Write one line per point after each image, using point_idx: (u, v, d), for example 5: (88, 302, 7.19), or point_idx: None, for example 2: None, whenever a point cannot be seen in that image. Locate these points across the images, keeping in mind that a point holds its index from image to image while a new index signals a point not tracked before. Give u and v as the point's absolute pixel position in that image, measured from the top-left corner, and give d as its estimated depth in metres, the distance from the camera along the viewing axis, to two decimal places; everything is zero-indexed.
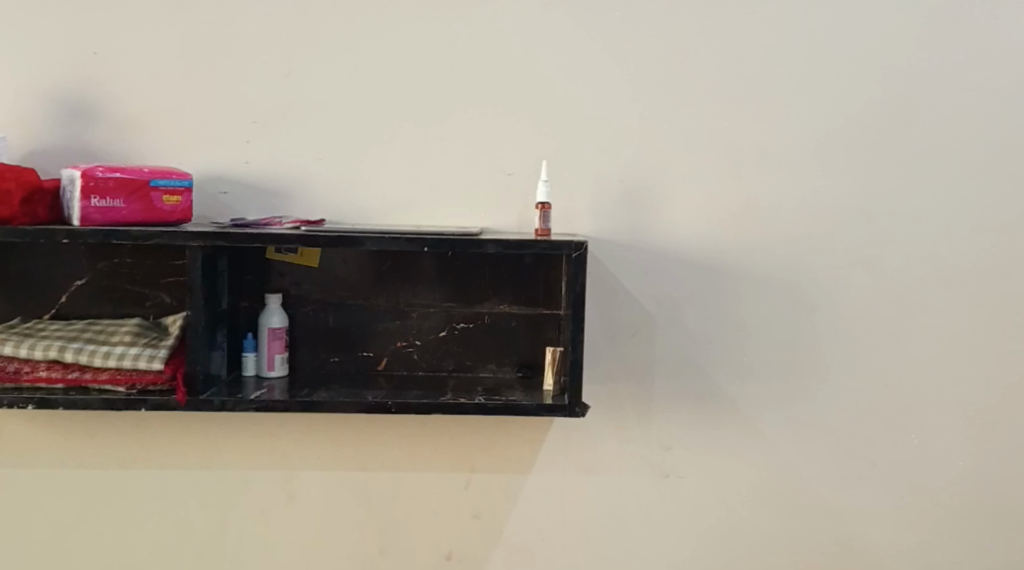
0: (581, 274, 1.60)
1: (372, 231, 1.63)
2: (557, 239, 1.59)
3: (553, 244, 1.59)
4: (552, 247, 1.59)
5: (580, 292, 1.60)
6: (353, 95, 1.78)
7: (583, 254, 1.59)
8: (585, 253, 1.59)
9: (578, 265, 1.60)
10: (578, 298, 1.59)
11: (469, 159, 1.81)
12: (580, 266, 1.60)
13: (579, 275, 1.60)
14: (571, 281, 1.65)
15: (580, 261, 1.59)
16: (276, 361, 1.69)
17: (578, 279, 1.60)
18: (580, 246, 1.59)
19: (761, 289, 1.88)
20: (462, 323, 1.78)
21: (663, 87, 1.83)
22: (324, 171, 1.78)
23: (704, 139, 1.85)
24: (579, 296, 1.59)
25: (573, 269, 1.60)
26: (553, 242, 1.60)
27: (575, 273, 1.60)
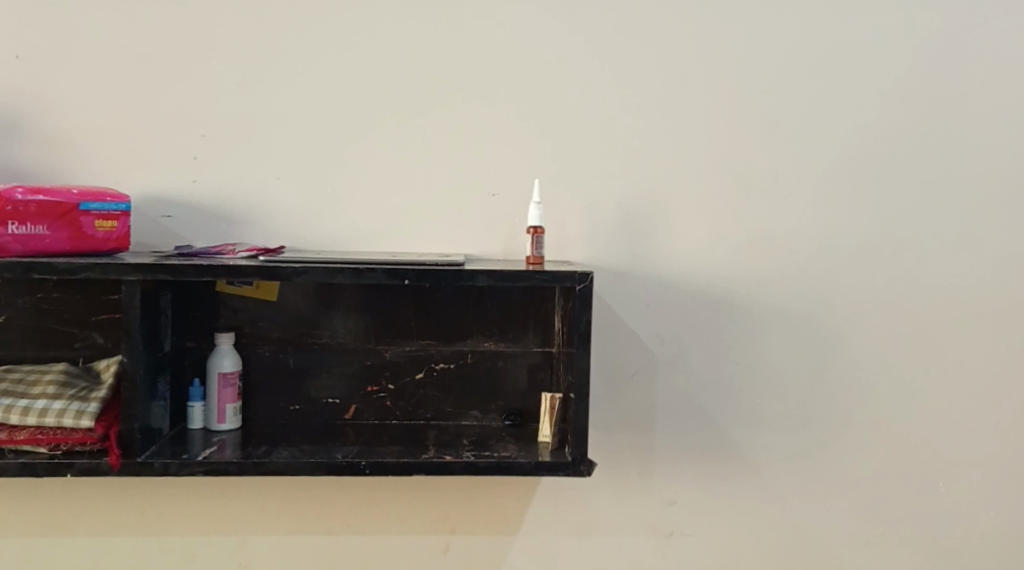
0: (586, 310, 1.43)
1: (342, 260, 1.42)
2: (558, 270, 1.42)
3: (554, 275, 1.42)
4: (557, 281, 1.42)
5: (584, 330, 1.43)
6: (317, 106, 1.56)
7: (588, 286, 1.42)
8: (589, 286, 1.42)
9: (583, 300, 1.42)
10: (582, 338, 1.43)
11: (450, 179, 1.61)
12: (584, 301, 1.43)
13: (584, 311, 1.43)
14: (572, 317, 1.46)
15: (584, 294, 1.42)
16: (227, 413, 1.45)
17: (583, 315, 1.43)
18: (584, 278, 1.42)
19: (771, 324, 1.73)
20: (441, 364, 1.57)
21: (664, 101, 1.66)
22: (284, 191, 1.55)
23: (709, 159, 1.68)
24: (583, 335, 1.43)
25: (576, 305, 1.43)
26: (553, 272, 1.43)
27: (579, 309, 1.42)
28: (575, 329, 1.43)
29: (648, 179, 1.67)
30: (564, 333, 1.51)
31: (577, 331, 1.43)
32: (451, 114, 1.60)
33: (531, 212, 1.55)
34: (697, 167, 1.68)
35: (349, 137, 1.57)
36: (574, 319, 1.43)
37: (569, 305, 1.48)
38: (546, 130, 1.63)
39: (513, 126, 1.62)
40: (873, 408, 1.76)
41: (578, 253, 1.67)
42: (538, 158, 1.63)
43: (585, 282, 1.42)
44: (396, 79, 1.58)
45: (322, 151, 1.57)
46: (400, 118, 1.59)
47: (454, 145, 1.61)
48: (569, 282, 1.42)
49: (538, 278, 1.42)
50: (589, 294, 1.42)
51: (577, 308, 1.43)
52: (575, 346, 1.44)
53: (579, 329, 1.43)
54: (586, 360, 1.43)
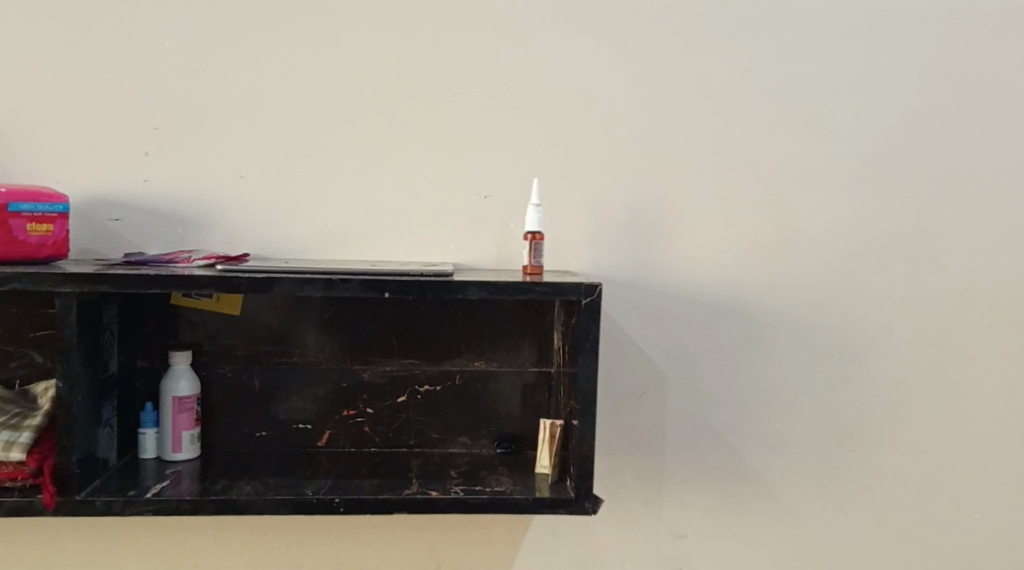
0: (593, 326, 1.29)
1: (315, 270, 1.26)
2: (561, 282, 1.27)
3: (556, 287, 1.27)
4: (560, 293, 1.27)
5: (590, 348, 1.28)
6: (286, 96, 1.40)
7: (596, 299, 1.27)
8: (597, 300, 1.27)
9: (588, 314, 1.27)
10: (589, 357, 1.28)
11: (436, 179, 1.45)
12: (590, 316, 1.28)
13: (589, 327, 1.27)
14: (576, 335, 1.31)
15: (590, 308, 1.27)
16: (183, 441, 1.28)
17: (590, 331, 1.28)
18: (591, 290, 1.27)
19: (790, 340, 1.57)
20: (426, 386, 1.41)
21: (672, 93, 1.50)
22: (249, 192, 1.39)
23: (723, 157, 1.52)
24: (589, 353, 1.28)
25: (583, 319, 1.28)
26: (556, 284, 1.28)
27: (585, 325, 1.27)
28: (581, 347, 1.28)
29: (655, 180, 1.51)
30: (567, 352, 1.36)
31: (582, 350, 1.28)
32: (436, 106, 1.44)
33: (530, 217, 1.41)
34: (709, 165, 1.52)
35: (323, 131, 1.41)
36: (580, 335, 1.28)
37: (572, 320, 1.33)
38: (542, 124, 1.47)
39: (505, 119, 1.46)
40: (900, 432, 1.60)
41: (577, 262, 1.51)
42: (533, 156, 1.47)
43: (593, 294, 1.27)
44: (375, 66, 1.42)
45: (292, 146, 1.40)
46: (380, 110, 1.42)
47: (440, 141, 1.44)
48: (574, 295, 1.27)
49: (537, 290, 1.27)
50: (595, 308, 1.27)
51: (583, 324, 1.28)
52: (580, 366, 1.28)
53: (584, 345, 1.28)
54: (590, 382, 1.28)
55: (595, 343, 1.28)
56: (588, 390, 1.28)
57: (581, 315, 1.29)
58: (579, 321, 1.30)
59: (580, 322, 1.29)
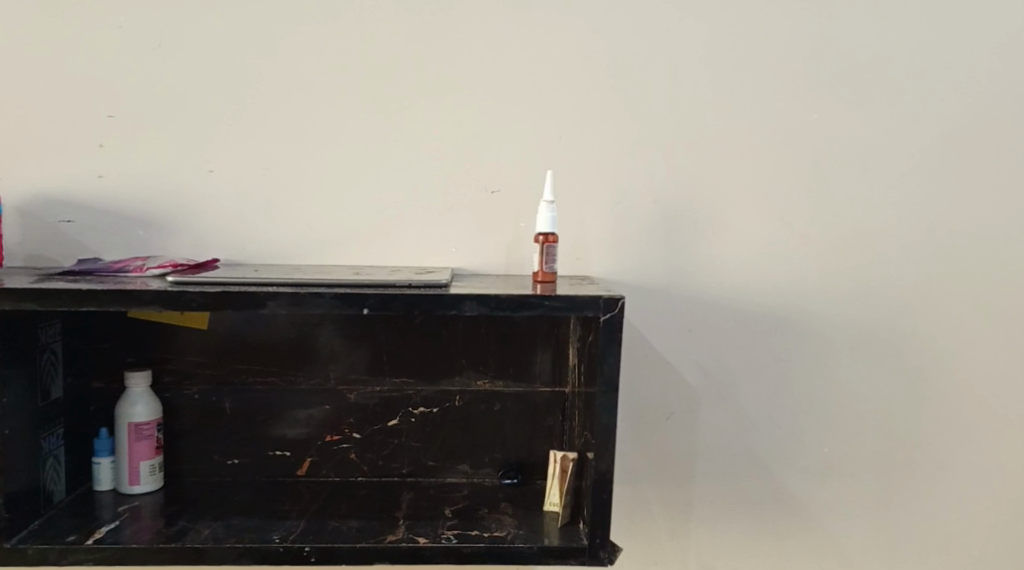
0: (614, 348, 1.06)
1: (286, 280, 1.08)
2: (576, 295, 1.05)
3: (568, 302, 1.06)
4: (573, 309, 1.06)
5: (608, 374, 1.07)
6: (261, 76, 1.22)
7: (616, 317, 1.06)
8: (617, 317, 1.06)
9: (606, 335, 1.06)
10: (607, 385, 1.07)
11: (434, 172, 1.26)
12: (609, 337, 1.06)
13: (607, 350, 1.07)
14: (593, 358, 1.10)
15: (610, 327, 1.06)
16: (142, 473, 1.13)
17: (609, 355, 1.07)
18: (612, 306, 1.06)
19: (845, 354, 1.36)
20: (421, 409, 1.23)
21: (710, 69, 1.29)
22: (221, 187, 1.22)
23: (769, 145, 1.31)
24: (607, 381, 1.07)
25: (600, 340, 1.07)
26: (571, 298, 1.06)
27: (604, 347, 1.06)
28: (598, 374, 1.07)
29: (689, 170, 1.31)
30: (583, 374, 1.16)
31: (602, 375, 1.07)
32: (434, 88, 1.25)
33: (543, 216, 1.22)
34: (753, 154, 1.31)
35: (304, 117, 1.23)
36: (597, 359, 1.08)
37: (589, 338, 1.12)
38: (557, 108, 1.27)
39: (514, 101, 1.27)
40: (968, 458, 1.40)
41: (598, 266, 1.31)
42: (547, 144, 1.28)
43: (613, 310, 1.06)
44: (364, 41, 1.23)
45: (269, 135, 1.23)
46: (369, 93, 1.24)
47: (439, 127, 1.26)
48: (589, 311, 1.06)
49: (546, 305, 1.06)
50: (615, 328, 1.06)
51: (601, 346, 1.07)
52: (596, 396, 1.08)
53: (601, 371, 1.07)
54: (607, 414, 1.08)
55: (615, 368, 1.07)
56: (605, 423, 1.08)
57: (597, 335, 1.08)
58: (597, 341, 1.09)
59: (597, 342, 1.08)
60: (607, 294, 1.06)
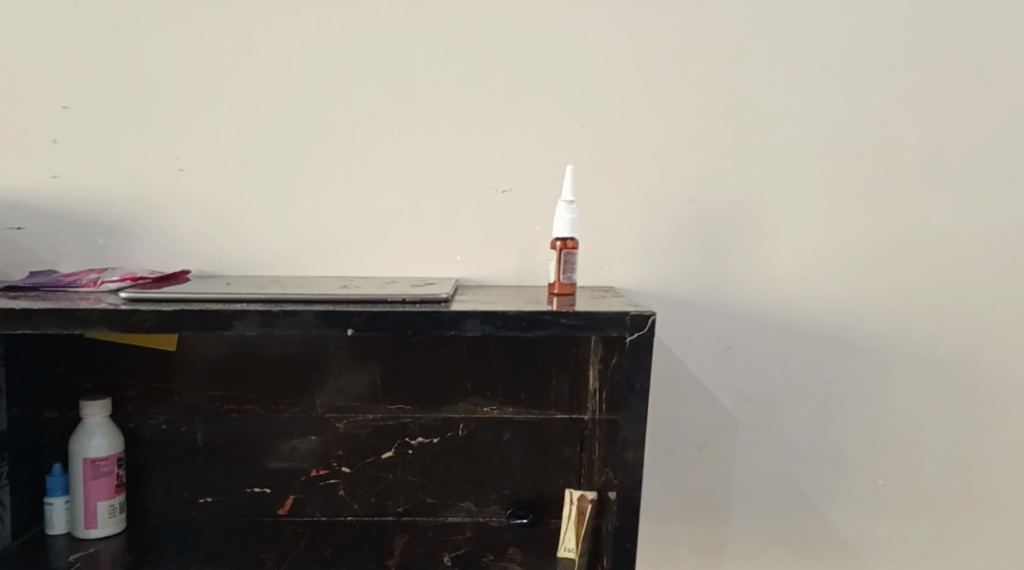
0: (641, 374, 0.88)
1: (261, 297, 0.93)
2: (596, 311, 0.87)
3: (589, 319, 0.87)
4: (593, 328, 0.88)
5: (631, 404, 0.89)
6: (235, 65, 1.09)
7: (643, 337, 0.87)
8: (645, 337, 0.88)
9: (630, 359, 0.88)
10: (630, 418, 0.89)
11: (433, 172, 1.12)
12: (633, 362, 0.88)
13: (634, 375, 0.88)
14: (618, 386, 0.92)
15: (638, 349, 0.88)
16: (99, 515, 0.99)
17: (636, 382, 0.88)
18: (641, 324, 0.87)
19: (901, 375, 1.20)
20: (418, 439, 1.08)
21: (747, 52, 1.13)
22: (194, 192, 1.10)
23: (815, 138, 1.15)
24: (632, 414, 0.89)
25: (625, 365, 0.88)
26: (591, 314, 0.87)
27: (628, 374, 0.88)
28: (621, 403, 0.89)
29: (723, 168, 1.15)
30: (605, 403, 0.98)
31: (628, 408, 0.89)
32: (433, 77, 1.11)
33: (560, 218, 1.07)
34: (796, 148, 1.15)
35: (285, 109, 1.10)
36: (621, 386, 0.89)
37: (613, 362, 0.94)
38: (573, 98, 1.13)
39: (524, 91, 1.12)
40: None
41: (620, 276, 1.17)
42: (562, 140, 1.13)
43: (640, 330, 0.87)
44: (353, 23, 1.09)
45: (245, 129, 1.10)
46: (358, 82, 1.10)
47: (438, 120, 1.11)
48: (611, 331, 0.88)
49: (562, 323, 0.88)
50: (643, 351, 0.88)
51: (626, 371, 0.88)
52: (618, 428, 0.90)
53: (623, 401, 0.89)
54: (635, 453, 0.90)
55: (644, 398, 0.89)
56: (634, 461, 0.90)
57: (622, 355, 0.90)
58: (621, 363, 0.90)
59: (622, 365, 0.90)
60: (635, 309, 0.88)
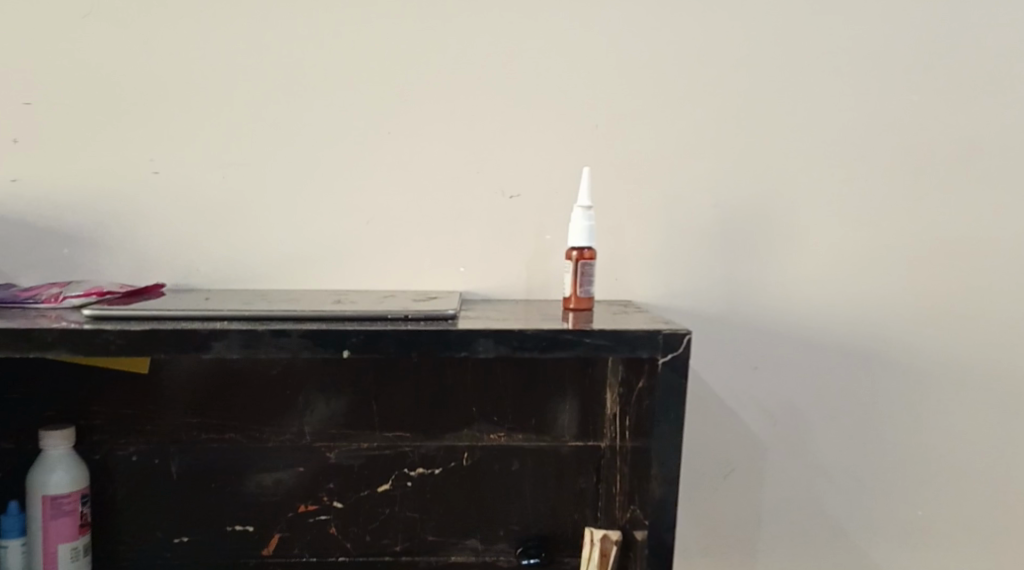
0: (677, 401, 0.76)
1: (247, 316, 0.83)
2: (626, 329, 0.76)
3: (619, 339, 0.76)
4: (623, 348, 0.76)
5: (663, 436, 0.77)
6: (215, 60, 0.99)
7: (679, 358, 0.75)
8: (681, 359, 0.76)
9: (664, 385, 0.76)
10: (664, 453, 0.77)
11: (433, 176, 1.03)
12: (666, 388, 0.76)
13: (670, 405, 0.76)
14: (645, 415, 0.80)
15: (673, 374, 0.76)
16: (59, 560, 0.87)
17: (672, 411, 0.76)
18: (677, 344, 0.75)
19: (942, 395, 1.11)
20: (418, 470, 0.98)
21: (778, 44, 1.04)
22: (173, 198, 1.00)
23: (850, 139, 1.06)
24: (662, 448, 0.77)
25: (657, 392, 0.76)
26: (621, 332, 0.76)
27: (663, 402, 0.76)
28: (652, 435, 0.77)
29: (752, 171, 1.06)
30: (627, 432, 0.87)
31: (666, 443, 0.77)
32: (438, 72, 1.01)
33: (576, 226, 0.98)
34: (830, 150, 1.06)
35: (270, 108, 1.00)
36: (650, 415, 0.78)
37: (638, 387, 0.82)
38: (589, 95, 1.03)
39: (536, 87, 1.02)
40: None
41: (639, 289, 1.07)
42: (577, 140, 1.04)
43: (675, 351, 0.75)
44: (348, 13, 1.00)
45: (227, 129, 1.00)
46: (352, 79, 1.01)
47: (439, 120, 1.02)
48: (644, 353, 0.76)
49: (588, 343, 0.77)
50: (680, 375, 0.76)
51: (658, 400, 0.76)
52: (648, 464, 0.78)
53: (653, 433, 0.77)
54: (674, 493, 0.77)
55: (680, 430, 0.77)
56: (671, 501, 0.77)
57: (653, 379, 0.78)
58: (652, 389, 0.78)
59: (653, 392, 0.77)
60: (670, 327, 0.76)
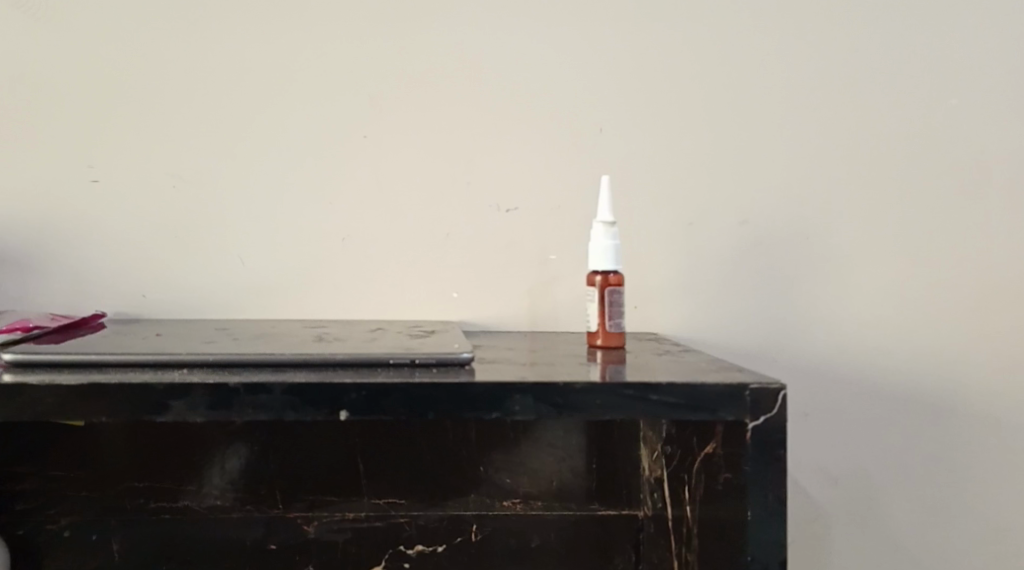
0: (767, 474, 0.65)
1: (215, 362, 0.66)
2: (700, 386, 0.65)
3: (695, 397, 0.65)
4: (698, 410, 0.65)
5: (760, 518, 0.65)
6: (172, 76, 0.95)
7: (771, 421, 0.65)
8: (774, 422, 0.65)
9: (756, 455, 0.65)
10: (762, 541, 0.65)
11: (412, 197, 0.97)
12: (757, 459, 0.65)
13: (761, 479, 0.65)
14: (726, 489, 0.69)
15: (760, 441, 0.65)
16: None
17: (769, 490, 0.65)
18: (767, 404, 0.65)
19: (1001, 444, 1.00)
20: (418, 548, 0.84)
21: (797, 54, 0.98)
22: (136, 215, 0.95)
23: (881, 154, 0.99)
24: (762, 537, 0.65)
25: (746, 463, 0.65)
26: (693, 392, 0.65)
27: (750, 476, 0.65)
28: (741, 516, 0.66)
29: (777, 188, 0.98)
30: (687, 504, 0.76)
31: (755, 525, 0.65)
32: (421, 84, 0.96)
33: (598, 246, 0.82)
34: (863, 166, 0.98)
35: (233, 125, 0.96)
36: (736, 491, 0.67)
37: (703, 453, 0.73)
38: (590, 106, 0.97)
39: (527, 97, 0.97)
40: None
41: (659, 318, 0.97)
42: (571, 168, 0.97)
43: (766, 413, 0.65)
44: (318, 34, 0.96)
45: (184, 147, 0.96)
46: (322, 100, 0.96)
47: (411, 137, 0.97)
48: (727, 415, 0.65)
49: (652, 403, 0.65)
50: (772, 443, 0.65)
51: (747, 473, 0.65)
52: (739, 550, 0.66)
53: (750, 519, 0.65)
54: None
55: (778, 511, 0.65)
56: None
57: (738, 446, 0.67)
58: (739, 459, 0.67)
59: (742, 463, 0.66)
60: (757, 380, 0.66)
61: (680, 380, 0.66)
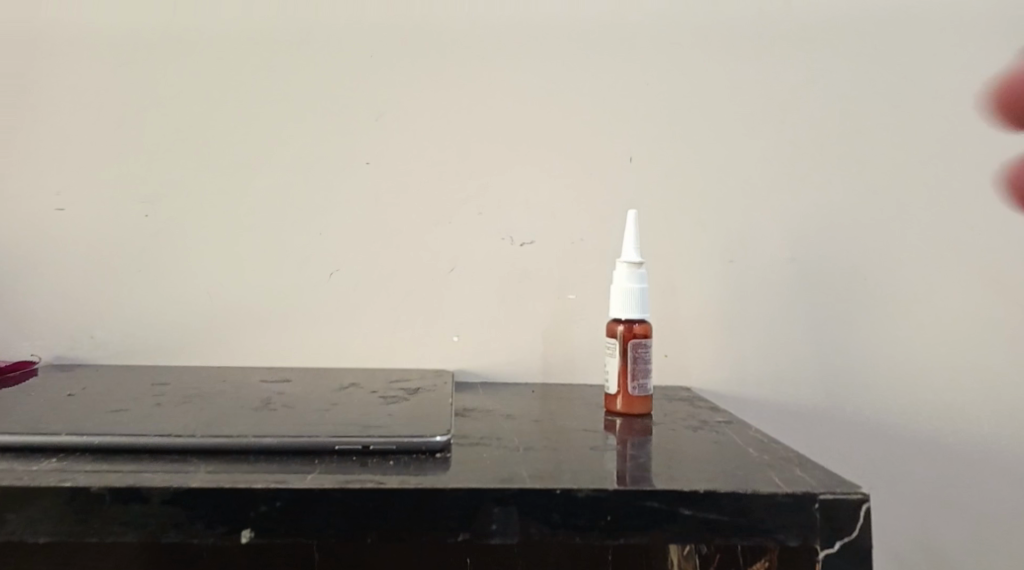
0: None
1: (108, 446, 0.51)
2: (756, 498, 0.47)
3: (745, 513, 0.48)
4: (750, 530, 0.48)
5: None
6: (126, 82, 0.80)
7: (851, 549, 0.47)
8: (855, 548, 0.47)
9: None
10: None
11: (406, 222, 0.80)
12: None
13: None
14: None
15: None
16: None
17: None
18: (844, 524, 0.47)
19: None
20: None
21: (878, 55, 0.80)
22: (75, 237, 0.80)
23: (987, 176, 0.79)
24: None
25: None
26: (746, 504, 0.48)
27: None
28: None
29: (853, 217, 0.79)
30: None
31: None
32: (420, 95, 0.80)
33: (620, 288, 0.65)
34: (963, 188, 0.79)
35: (195, 140, 0.80)
36: None
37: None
38: (620, 116, 0.80)
39: (542, 106, 0.80)
40: None
41: (697, 372, 0.79)
42: (597, 193, 0.80)
43: (843, 537, 0.47)
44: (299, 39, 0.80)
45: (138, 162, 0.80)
46: (300, 112, 0.80)
47: (405, 154, 0.80)
48: (789, 540, 0.48)
49: (686, 518, 0.47)
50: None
51: None
52: None
53: None
54: None
55: None
56: None
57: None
58: None
59: None
60: (830, 489, 0.48)
61: (722, 486, 0.48)
